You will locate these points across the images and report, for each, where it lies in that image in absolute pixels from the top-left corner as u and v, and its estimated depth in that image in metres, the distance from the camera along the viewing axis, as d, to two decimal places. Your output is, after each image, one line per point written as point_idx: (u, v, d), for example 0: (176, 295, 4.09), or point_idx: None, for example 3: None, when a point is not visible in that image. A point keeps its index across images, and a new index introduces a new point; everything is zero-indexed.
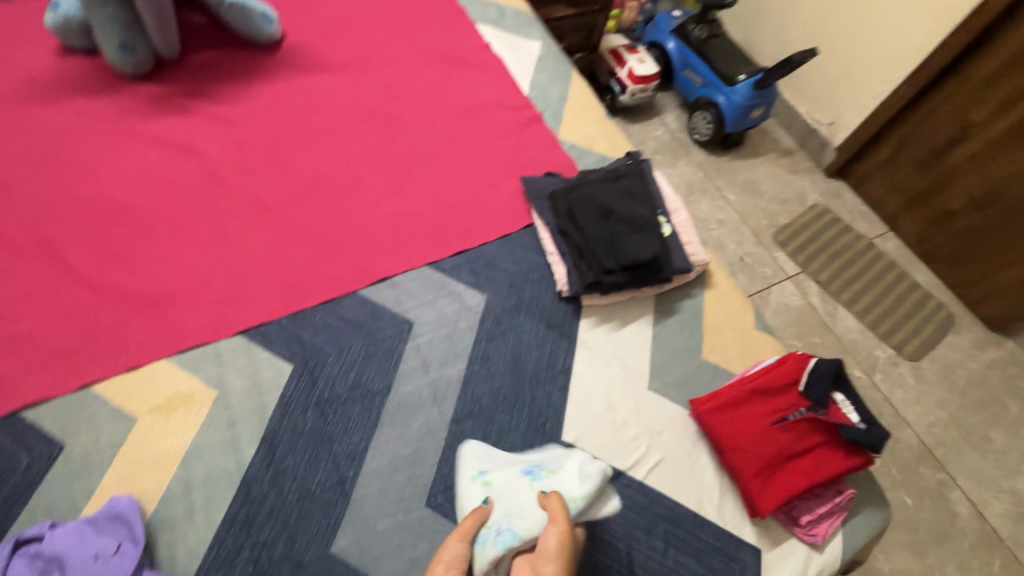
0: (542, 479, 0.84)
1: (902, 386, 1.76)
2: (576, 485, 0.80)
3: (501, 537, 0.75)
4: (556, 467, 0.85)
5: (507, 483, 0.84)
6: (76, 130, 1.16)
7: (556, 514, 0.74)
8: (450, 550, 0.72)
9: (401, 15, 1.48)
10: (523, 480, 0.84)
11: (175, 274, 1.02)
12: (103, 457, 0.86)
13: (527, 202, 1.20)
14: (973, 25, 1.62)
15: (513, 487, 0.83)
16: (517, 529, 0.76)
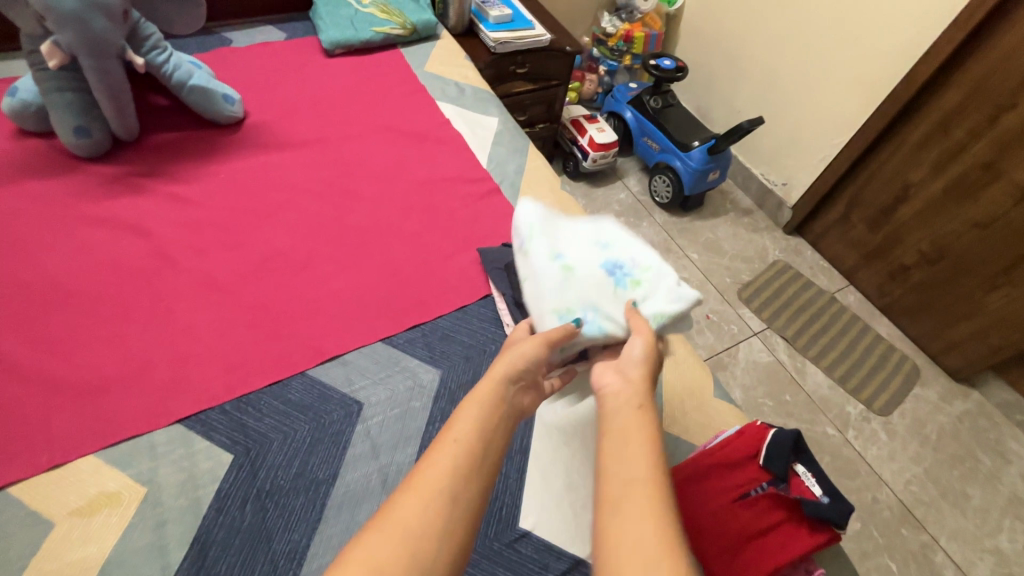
0: (627, 288, 0.98)
1: (876, 443, 1.74)
2: (654, 299, 0.95)
3: (588, 327, 0.91)
4: (640, 281, 0.98)
5: (595, 284, 0.98)
6: (22, 211, 1.13)
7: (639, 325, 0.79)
8: (524, 349, 0.71)
9: (364, 94, 1.54)
10: (610, 286, 0.98)
11: (112, 359, 0.98)
12: (10, 571, 0.78)
13: (484, 273, 1.20)
14: (900, 96, 1.75)
15: (599, 292, 0.97)
16: (602, 325, 0.91)
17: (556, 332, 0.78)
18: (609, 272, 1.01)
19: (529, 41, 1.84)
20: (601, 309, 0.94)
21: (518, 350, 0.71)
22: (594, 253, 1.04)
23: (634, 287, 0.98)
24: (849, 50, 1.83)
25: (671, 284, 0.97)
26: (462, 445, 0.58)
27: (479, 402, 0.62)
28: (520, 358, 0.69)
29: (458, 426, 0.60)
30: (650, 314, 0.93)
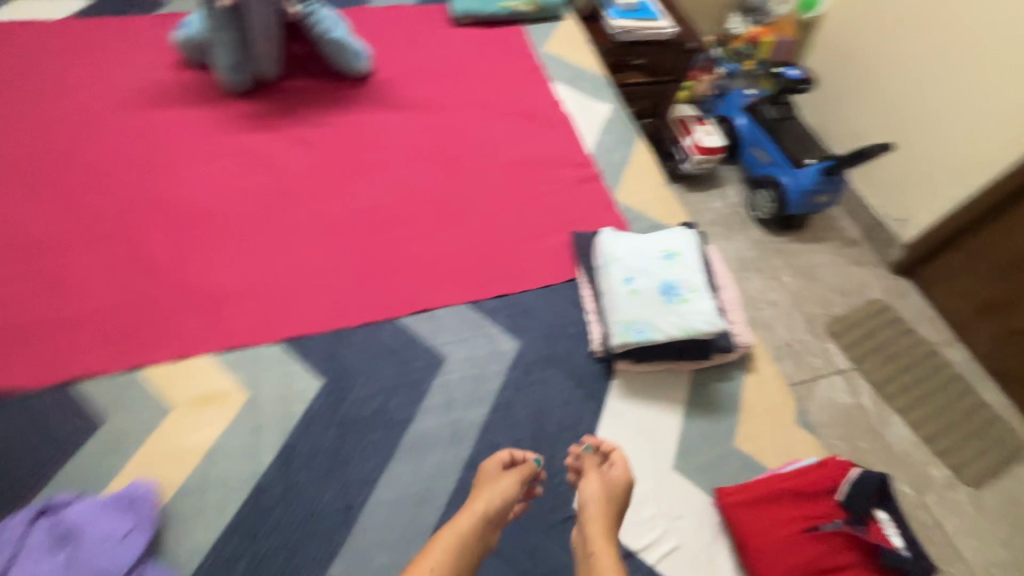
0: (677, 302, 1.03)
1: (957, 513, 1.60)
2: (699, 316, 1.02)
3: (636, 335, 1.01)
4: (690, 298, 1.03)
5: (649, 296, 1.04)
6: (177, 134, 1.27)
7: (597, 476, 0.86)
8: (500, 488, 0.83)
9: (482, 66, 1.57)
10: (662, 299, 1.03)
11: (234, 276, 1.08)
12: (134, 440, 0.89)
13: (574, 257, 1.20)
14: None
15: (652, 303, 1.03)
16: (648, 335, 1.00)
17: (529, 467, 0.88)
18: (665, 284, 1.05)
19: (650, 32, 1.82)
20: (651, 319, 1.01)
21: (494, 490, 0.82)
22: (653, 265, 1.08)
23: (683, 302, 1.04)
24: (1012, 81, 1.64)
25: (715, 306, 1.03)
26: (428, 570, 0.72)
27: (453, 537, 0.76)
28: (495, 496, 0.81)
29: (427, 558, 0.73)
30: (694, 331, 1.01)
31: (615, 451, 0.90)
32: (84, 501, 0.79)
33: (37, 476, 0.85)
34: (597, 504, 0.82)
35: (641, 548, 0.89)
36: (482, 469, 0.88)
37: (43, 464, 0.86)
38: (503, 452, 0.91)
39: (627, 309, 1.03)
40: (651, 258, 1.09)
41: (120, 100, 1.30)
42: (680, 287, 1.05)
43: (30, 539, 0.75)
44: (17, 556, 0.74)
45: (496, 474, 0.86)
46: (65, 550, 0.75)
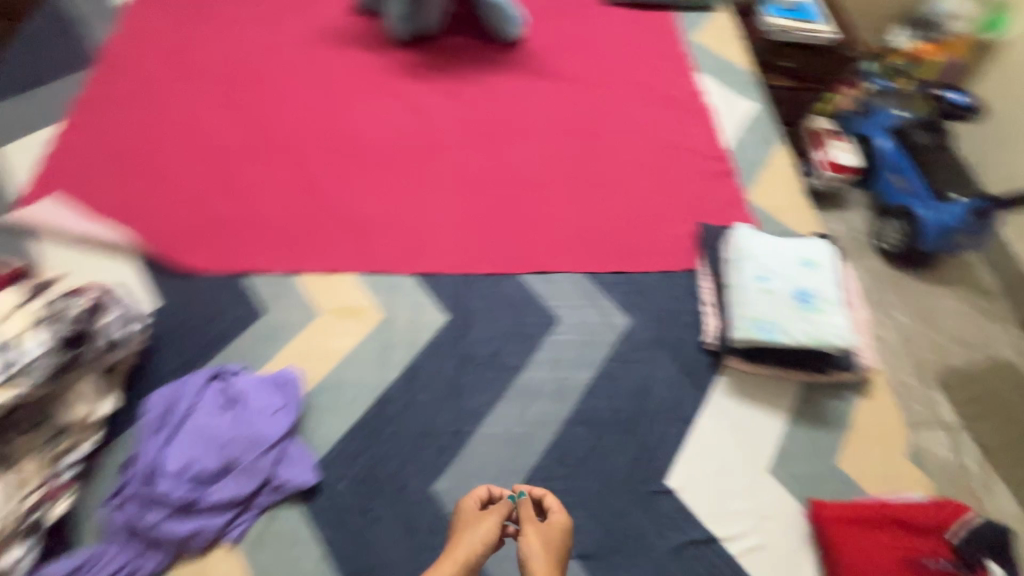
0: (811, 310, 1.01)
1: None
2: (832, 329, 0.99)
3: (763, 333, 0.99)
4: (825, 310, 1.01)
5: (783, 298, 1.02)
6: (346, 73, 1.39)
7: (536, 528, 0.77)
8: (478, 533, 0.74)
9: (629, 48, 1.57)
10: (796, 304, 1.01)
11: (381, 208, 1.19)
12: (287, 334, 1.01)
13: (697, 248, 1.19)
14: None
15: (785, 306, 1.01)
16: (776, 335, 0.99)
17: (502, 507, 0.79)
18: (802, 291, 1.03)
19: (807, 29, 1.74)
20: (781, 321, 1.00)
21: (469, 537, 0.73)
22: (791, 269, 1.05)
23: (818, 312, 1.01)
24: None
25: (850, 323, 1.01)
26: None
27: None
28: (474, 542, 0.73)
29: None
30: (824, 342, 0.98)
31: (551, 497, 0.83)
32: (245, 374, 0.91)
33: (207, 347, 0.98)
34: (543, 557, 0.72)
35: (725, 537, 0.90)
36: (461, 507, 0.80)
37: (213, 337, 0.99)
38: (481, 488, 0.83)
39: (758, 305, 1.01)
40: (790, 262, 1.06)
41: (302, 36, 1.44)
42: (815, 296, 1.02)
43: (202, 396, 0.88)
44: (192, 408, 0.86)
45: (471, 515, 0.78)
46: (228, 411, 0.87)
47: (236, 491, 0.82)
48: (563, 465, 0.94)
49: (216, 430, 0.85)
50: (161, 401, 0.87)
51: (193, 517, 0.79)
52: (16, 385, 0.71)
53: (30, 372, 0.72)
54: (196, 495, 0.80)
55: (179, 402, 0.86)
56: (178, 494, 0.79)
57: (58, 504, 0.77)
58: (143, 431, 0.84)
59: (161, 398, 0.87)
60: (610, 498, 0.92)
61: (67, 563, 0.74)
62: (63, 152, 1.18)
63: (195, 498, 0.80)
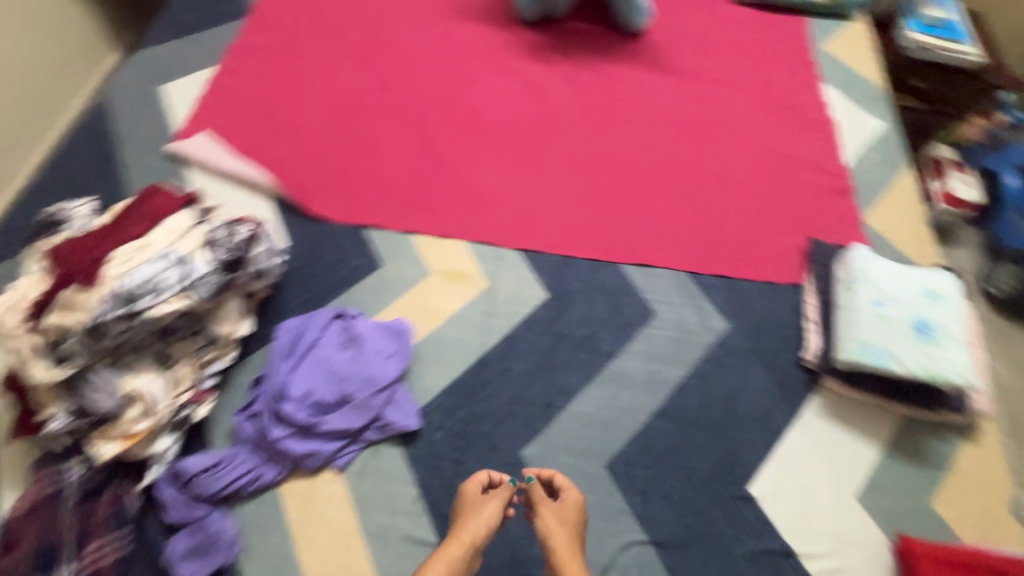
0: (929, 343, 0.97)
1: None
2: (949, 365, 0.95)
3: (873, 359, 0.96)
4: (944, 345, 0.97)
5: (899, 326, 0.98)
6: (472, 48, 1.43)
7: (552, 509, 0.82)
8: (481, 518, 0.78)
9: (754, 49, 1.52)
10: (913, 334, 0.98)
11: (494, 182, 1.22)
12: (399, 288, 1.07)
13: (806, 263, 1.16)
14: None
15: (900, 334, 0.98)
16: (886, 363, 0.96)
17: (505, 490, 0.83)
18: (921, 322, 0.99)
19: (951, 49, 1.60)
20: (894, 349, 0.97)
21: (475, 522, 0.77)
22: (912, 298, 1.01)
23: (936, 346, 0.97)
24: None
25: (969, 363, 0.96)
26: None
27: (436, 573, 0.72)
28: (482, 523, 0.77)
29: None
30: (939, 378, 0.95)
31: (559, 479, 0.86)
32: (362, 318, 0.98)
33: (330, 289, 1.06)
34: (561, 536, 0.78)
35: (802, 553, 0.90)
36: (464, 490, 0.84)
37: (336, 281, 1.07)
38: (481, 474, 0.86)
39: (871, 330, 0.98)
40: (911, 291, 1.02)
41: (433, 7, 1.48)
42: (935, 328, 0.98)
43: (325, 332, 0.95)
44: (317, 342, 0.94)
45: (475, 499, 0.82)
46: (347, 350, 0.94)
47: (348, 424, 0.89)
48: (647, 454, 0.96)
49: (335, 364, 0.92)
50: (291, 331, 0.95)
51: (311, 439, 0.87)
52: (190, 295, 0.79)
53: (202, 285, 0.80)
54: (314, 420, 0.87)
55: (306, 334, 0.94)
56: (300, 416, 0.87)
57: (202, 407, 0.85)
58: (274, 355, 0.93)
59: (290, 328, 0.95)
60: (690, 494, 0.93)
61: (204, 460, 0.82)
62: (214, 93, 1.28)
63: (314, 422, 0.87)
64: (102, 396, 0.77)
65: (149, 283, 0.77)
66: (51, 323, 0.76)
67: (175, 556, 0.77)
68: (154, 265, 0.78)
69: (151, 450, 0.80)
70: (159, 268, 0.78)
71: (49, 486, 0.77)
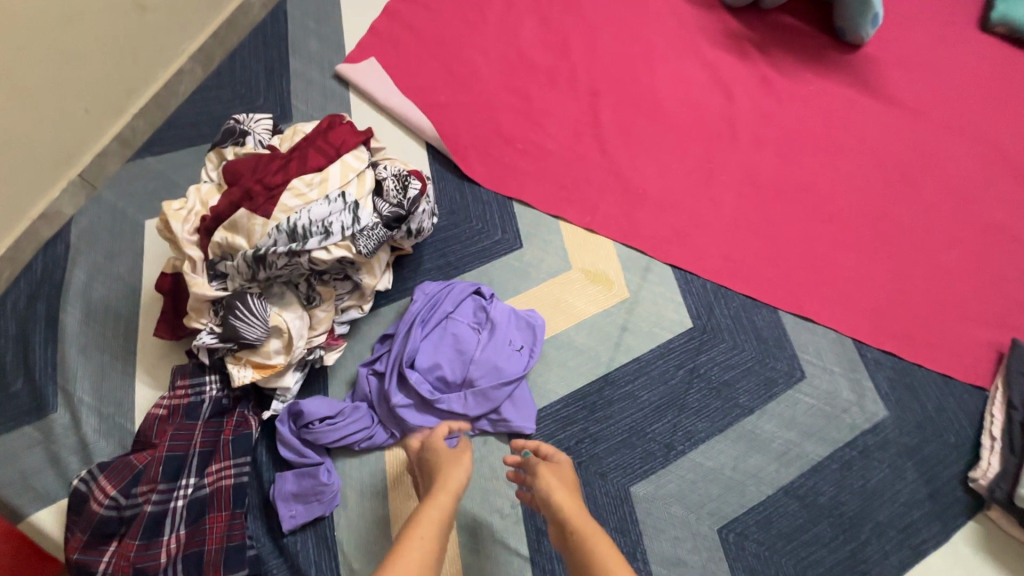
0: None
1: None
2: None
3: None
4: None
5: None
6: (662, 23, 1.27)
7: (548, 467, 0.72)
8: (461, 467, 0.67)
9: (995, 93, 1.26)
10: None
11: (658, 183, 1.09)
12: (536, 276, 1.00)
13: (1000, 368, 0.98)
14: None
15: None
16: None
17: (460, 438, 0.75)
18: None
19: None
20: None
21: (456, 469, 0.66)
22: None
23: None
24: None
25: None
26: (425, 553, 0.54)
27: (434, 517, 0.58)
28: (464, 470, 0.67)
29: (418, 529, 0.56)
30: None
31: (546, 447, 0.78)
32: (498, 298, 0.93)
33: (468, 259, 1.00)
34: (561, 489, 0.68)
35: None
36: (434, 445, 0.73)
37: (475, 252, 1.01)
38: (442, 427, 0.77)
39: None
40: None
41: None
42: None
43: (460, 305, 0.91)
44: (451, 314, 0.90)
45: (443, 451, 0.71)
46: (477, 329, 0.90)
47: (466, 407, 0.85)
48: (763, 530, 0.87)
49: (465, 342, 0.88)
50: (428, 295, 0.91)
51: (427, 412, 0.84)
52: (353, 245, 0.75)
53: (367, 237, 0.75)
54: (435, 395, 0.84)
55: (442, 304, 0.90)
56: (422, 388, 0.83)
57: (331, 353, 0.84)
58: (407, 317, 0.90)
59: (428, 293, 0.92)
60: None
61: (323, 409, 0.80)
62: (387, 18, 1.21)
63: (434, 397, 0.84)
64: (251, 326, 0.74)
65: (319, 223, 0.73)
66: (218, 240, 0.74)
67: (283, 492, 0.78)
68: (327, 206, 0.74)
69: (280, 384, 0.80)
70: (331, 210, 0.74)
71: (193, 394, 0.78)
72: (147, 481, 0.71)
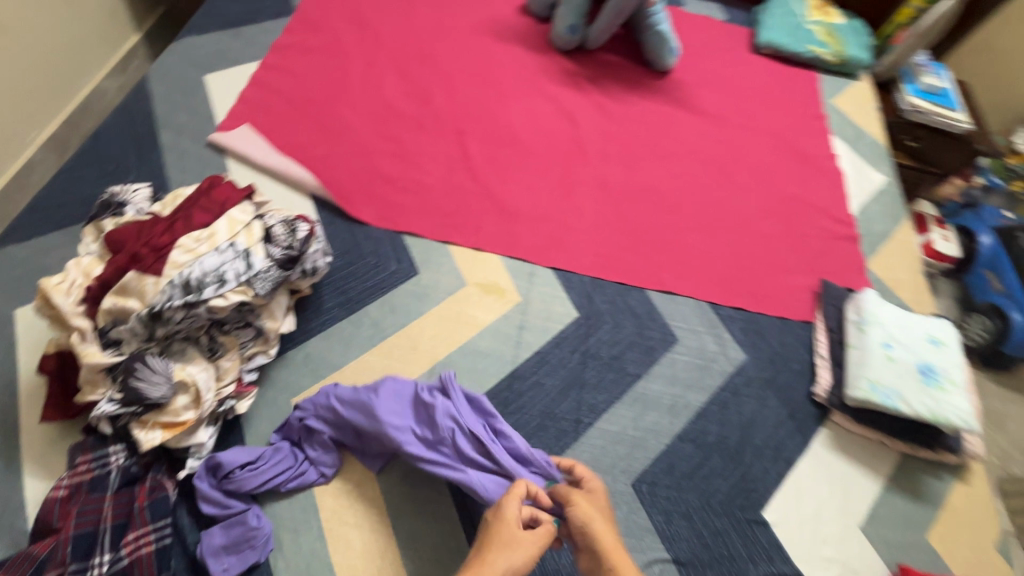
0: (932, 387, 1.04)
1: None
2: (953, 406, 1.02)
3: (881, 397, 1.03)
4: (944, 388, 1.04)
5: (906, 368, 1.05)
6: (509, 69, 1.47)
7: (583, 498, 0.77)
8: (516, 555, 0.66)
9: (772, 98, 1.61)
10: (918, 377, 1.04)
11: (527, 200, 1.25)
12: (436, 296, 1.09)
13: (818, 303, 1.23)
14: None
15: (906, 380, 1.04)
16: (896, 402, 1.02)
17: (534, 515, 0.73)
18: (924, 369, 1.05)
19: (919, 28, 1.68)
20: (902, 391, 1.03)
21: (504, 558, 0.65)
22: (920, 347, 1.08)
23: (938, 391, 1.04)
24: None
25: (968, 410, 1.02)
26: None
27: None
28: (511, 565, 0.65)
29: None
30: (947, 416, 1.01)
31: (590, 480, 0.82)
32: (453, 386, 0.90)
33: (369, 291, 1.07)
34: (600, 523, 0.74)
35: None
36: (503, 519, 0.70)
37: (374, 284, 1.08)
38: (518, 489, 0.74)
39: (881, 370, 1.05)
40: (912, 335, 1.10)
41: (474, 26, 1.52)
42: (938, 373, 1.05)
43: (439, 424, 0.85)
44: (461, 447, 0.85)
45: (513, 534, 0.68)
46: (466, 430, 0.86)
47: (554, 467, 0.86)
48: (669, 474, 1.00)
49: (473, 445, 0.85)
50: (405, 434, 0.84)
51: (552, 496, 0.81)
52: (250, 289, 0.80)
53: (263, 280, 0.81)
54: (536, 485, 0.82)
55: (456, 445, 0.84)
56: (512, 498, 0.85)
57: (243, 402, 0.86)
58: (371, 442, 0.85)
59: (401, 438, 0.83)
60: (709, 515, 0.97)
61: (243, 456, 0.81)
62: (255, 87, 1.28)
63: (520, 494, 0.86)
64: (154, 384, 0.75)
65: (212, 274, 0.77)
66: (108, 306, 0.75)
67: (211, 548, 0.77)
68: (219, 256, 0.78)
69: (193, 441, 0.79)
70: (223, 259, 0.79)
71: (97, 467, 0.76)
72: (55, 566, 0.68)
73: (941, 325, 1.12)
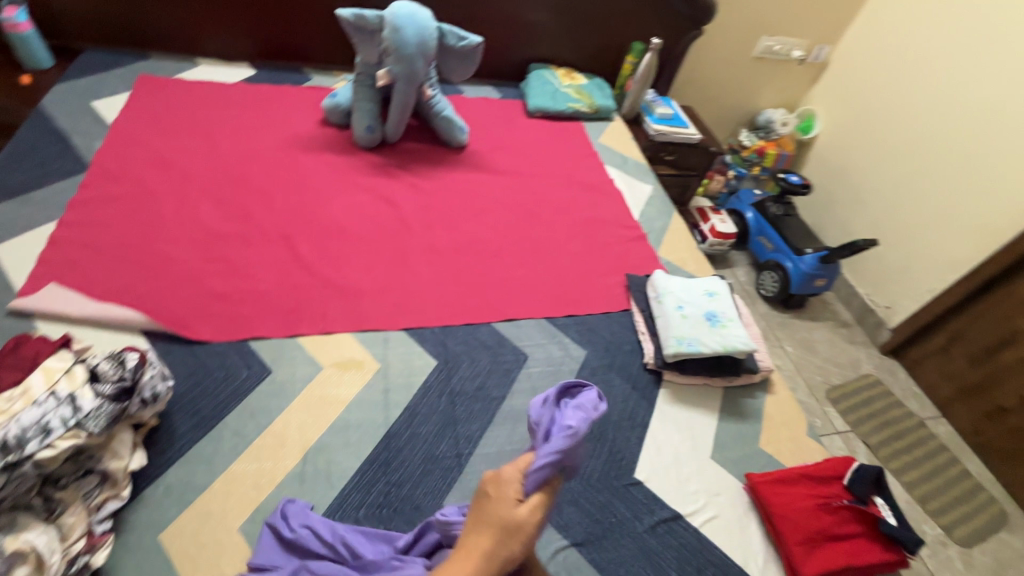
0: (718, 327, 1.34)
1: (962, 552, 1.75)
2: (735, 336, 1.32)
3: (688, 347, 1.28)
4: (726, 325, 1.34)
5: (698, 320, 1.34)
6: (323, 173, 1.62)
7: None
8: (495, 535, 0.73)
9: (552, 148, 1.97)
10: (707, 323, 1.34)
11: (365, 278, 1.37)
12: (296, 387, 1.13)
13: (628, 292, 1.49)
14: (1001, 260, 1.93)
15: (700, 328, 1.32)
16: (699, 348, 1.28)
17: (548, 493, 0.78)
18: (708, 316, 1.36)
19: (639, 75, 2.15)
20: (700, 338, 1.30)
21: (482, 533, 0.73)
22: (702, 301, 1.39)
23: (722, 329, 1.34)
24: (987, 190, 1.99)
25: (744, 335, 1.34)
26: None
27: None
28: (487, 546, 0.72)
29: None
30: (734, 344, 1.31)
31: None
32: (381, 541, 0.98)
33: (224, 403, 1.08)
34: None
35: (688, 513, 1.10)
36: (493, 492, 0.77)
37: (229, 394, 1.09)
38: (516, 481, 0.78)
39: (681, 326, 1.32)
40: (695, 294, 1.40)
41: (281, 144, 1.67)
42: (719, 316, 1.36)
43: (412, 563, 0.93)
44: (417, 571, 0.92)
45: (503, 506, 0.75)
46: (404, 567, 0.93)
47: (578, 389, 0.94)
48: None
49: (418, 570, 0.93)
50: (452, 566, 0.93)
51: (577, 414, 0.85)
52: (81, 431, 0.79)
53: (95, 418, 0.81)
54: (570, 429, 0.81)
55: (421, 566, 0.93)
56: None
57: (99, 552, 0.83)
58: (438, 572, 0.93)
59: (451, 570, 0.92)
60: (592, 493, 1.09)
61: None
62: (55, 245, 1.26)
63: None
64: None
65: (33, 427, 0.76)
66: None
67: None
68: (38, 408, 0.78)
69: None
70: (44, 410, 0.78)
71: None
72: None
73: (711, 282, 1.46)
